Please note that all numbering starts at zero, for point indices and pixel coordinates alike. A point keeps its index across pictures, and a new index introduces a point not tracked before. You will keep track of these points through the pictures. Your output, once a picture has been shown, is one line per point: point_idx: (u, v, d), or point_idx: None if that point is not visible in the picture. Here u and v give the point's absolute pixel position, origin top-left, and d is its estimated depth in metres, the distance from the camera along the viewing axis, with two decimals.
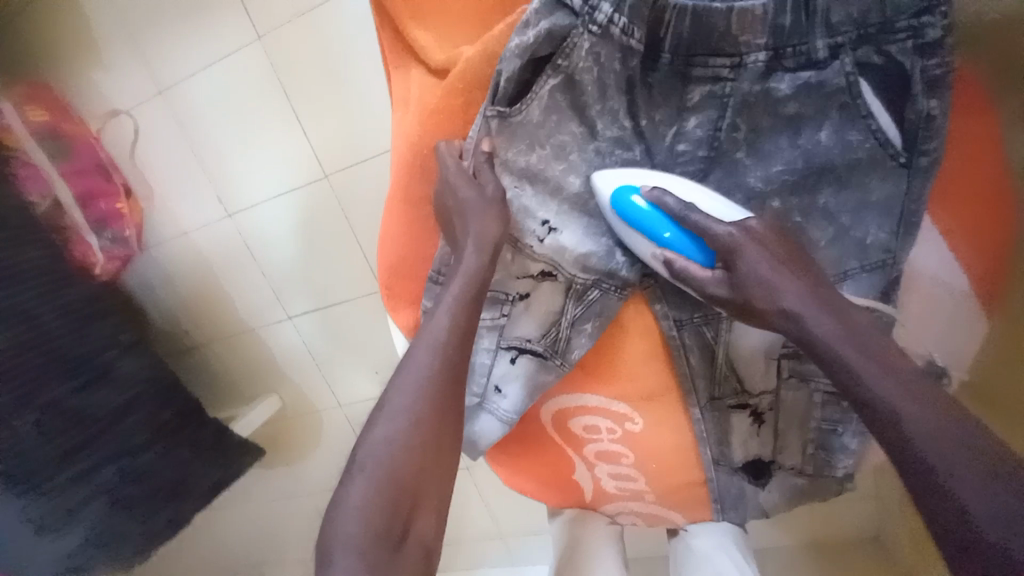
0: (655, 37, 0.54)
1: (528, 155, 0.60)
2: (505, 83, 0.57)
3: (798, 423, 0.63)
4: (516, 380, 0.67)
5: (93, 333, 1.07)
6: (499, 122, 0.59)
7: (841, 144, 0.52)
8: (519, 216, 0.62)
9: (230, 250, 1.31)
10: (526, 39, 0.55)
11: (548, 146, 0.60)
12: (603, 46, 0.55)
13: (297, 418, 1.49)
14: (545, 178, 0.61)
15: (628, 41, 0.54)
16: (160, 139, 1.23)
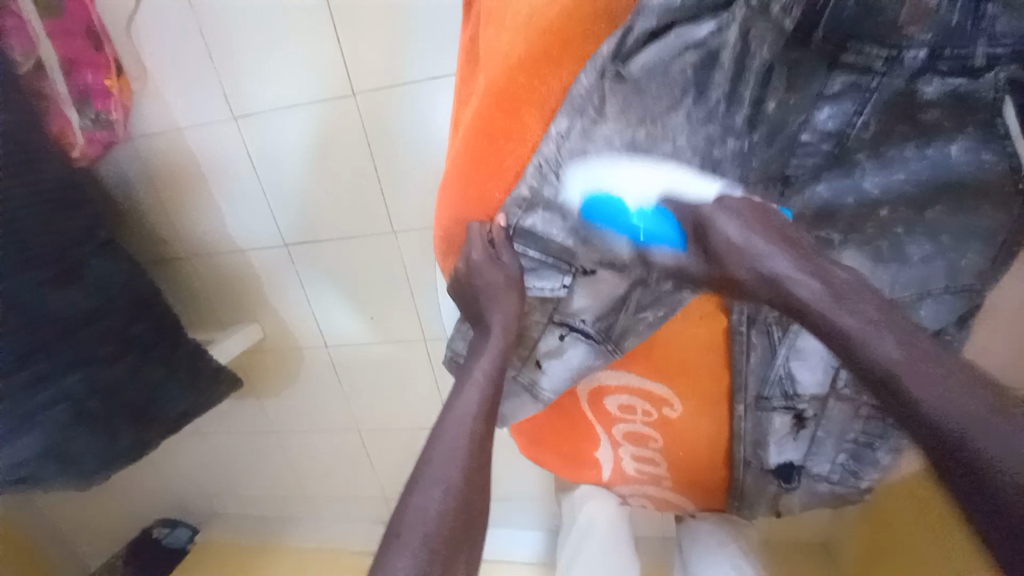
0: (813, 15, 0.48)
1: (634, 127, 0.53)
2: (631, 39, 0.53)
3: (837, 434, 0.63)
4: (568, 364, 0.64)
5: (69, 223, 0.95)
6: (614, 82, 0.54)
7: (970, 162, 0.50)
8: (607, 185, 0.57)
9: (233, 160, 1.18)
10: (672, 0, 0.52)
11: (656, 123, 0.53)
12: (756, 23, 0.50)
13: (276, 352, 1.41)
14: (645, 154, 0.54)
15: (784, 20, 0.49)
16: (167, 16, 1.06)
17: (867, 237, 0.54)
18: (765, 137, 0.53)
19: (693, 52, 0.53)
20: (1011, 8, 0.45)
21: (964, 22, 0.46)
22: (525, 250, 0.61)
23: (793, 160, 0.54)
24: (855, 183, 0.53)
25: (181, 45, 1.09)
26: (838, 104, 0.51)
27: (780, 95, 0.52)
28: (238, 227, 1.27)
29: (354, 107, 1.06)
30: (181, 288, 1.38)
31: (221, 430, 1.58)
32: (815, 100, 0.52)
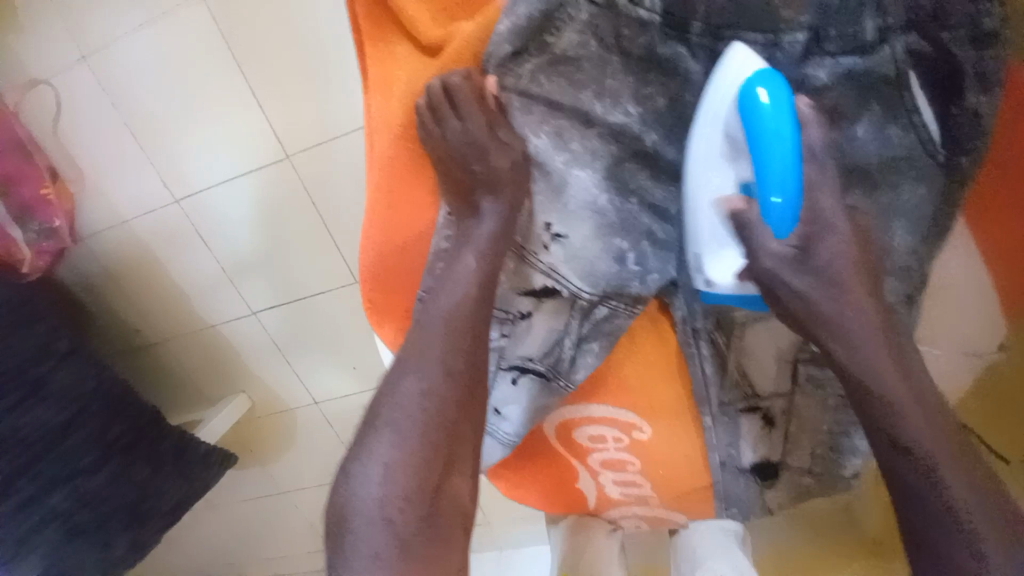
0: (680, 2, 0.45)
1: (540, 135, 0.51)
2: (495, 63, 0.49)
3: (809, 428, 0.62)
4: (523, 407, 0.62)
5: (24, 343, 0.90)
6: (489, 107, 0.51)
7: (877, 144, 0.47)
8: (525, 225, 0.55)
9: (182, 239, 1.17)
10: (516, 22, 0.47)
11: (545, 133, 0.51)
12: (604, 19, 0.47)
13: (268, 417, 1.40)
14: (547, 171, 0.52)
15: (637, 11, 0.46)
16: (92, 116, 1.07)
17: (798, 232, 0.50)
18: (664, 141, 0.50)
19: (550, 62, 0.49)
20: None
21: None
22: None
23: None
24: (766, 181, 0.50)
25: (107, 140, 1.09)
26: None
27: (671, 86, 0.48)
28: (203, 304, 1.25)
29: (289, 168, 1.04)
30: (162, 372, 1.38)
31: (234, 499, 1.58)
32: None
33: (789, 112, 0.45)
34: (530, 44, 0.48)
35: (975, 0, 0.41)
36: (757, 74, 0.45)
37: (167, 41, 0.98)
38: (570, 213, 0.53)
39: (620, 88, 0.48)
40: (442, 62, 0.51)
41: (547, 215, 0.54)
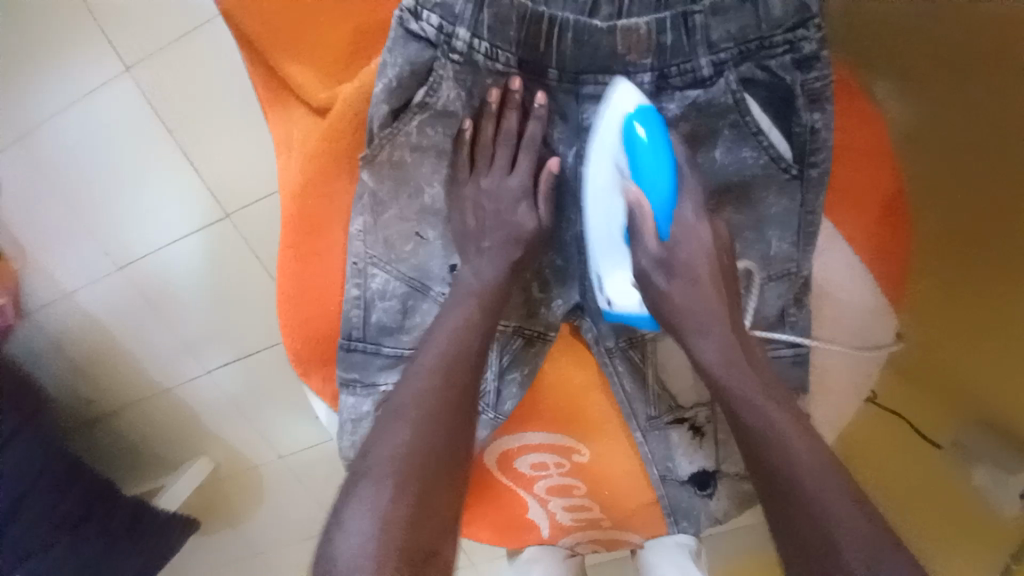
0: (536, 52, 0.48)
1: (431, 186, 0.52)
2: (377, 127, 0.49)
3: (736, 431, 0.64)
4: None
5: None
6: (372, 172, 0.50)
7: (734, 164, 0.51)
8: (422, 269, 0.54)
9: (128, 305, 1.16)
10: (389, 84, 0.47)
11: (437, 184, 0.52)
12: (469, 75, 0.48)
13: (233, 480, 1.34)
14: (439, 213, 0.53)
15: (495, 66, 0.48)
16: (30, 193, 1.08)
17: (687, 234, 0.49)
18: None
19: (429, 120, 0.50)
20: (716, 14, 0.46)
21: (676, 38, 0.47)
22: (379, 346, 0.57)
23: None
24: None
25: (46, 215, 1.09)
26: None
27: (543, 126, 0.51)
28: (156, 369, 1.23)
29: (231, 226, 1.05)
30: None
31: None
32: (579, 133, 0.51)
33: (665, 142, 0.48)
34: (407, 106, 0.49)
35: (793, 30, 0.46)
36: (638, 113, 0.47)
37: (100, 115, 1.00)
38: (470, 249, 0.52)
39: (496, 138, 0.50)
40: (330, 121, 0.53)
41: (450, 257, 0.54)
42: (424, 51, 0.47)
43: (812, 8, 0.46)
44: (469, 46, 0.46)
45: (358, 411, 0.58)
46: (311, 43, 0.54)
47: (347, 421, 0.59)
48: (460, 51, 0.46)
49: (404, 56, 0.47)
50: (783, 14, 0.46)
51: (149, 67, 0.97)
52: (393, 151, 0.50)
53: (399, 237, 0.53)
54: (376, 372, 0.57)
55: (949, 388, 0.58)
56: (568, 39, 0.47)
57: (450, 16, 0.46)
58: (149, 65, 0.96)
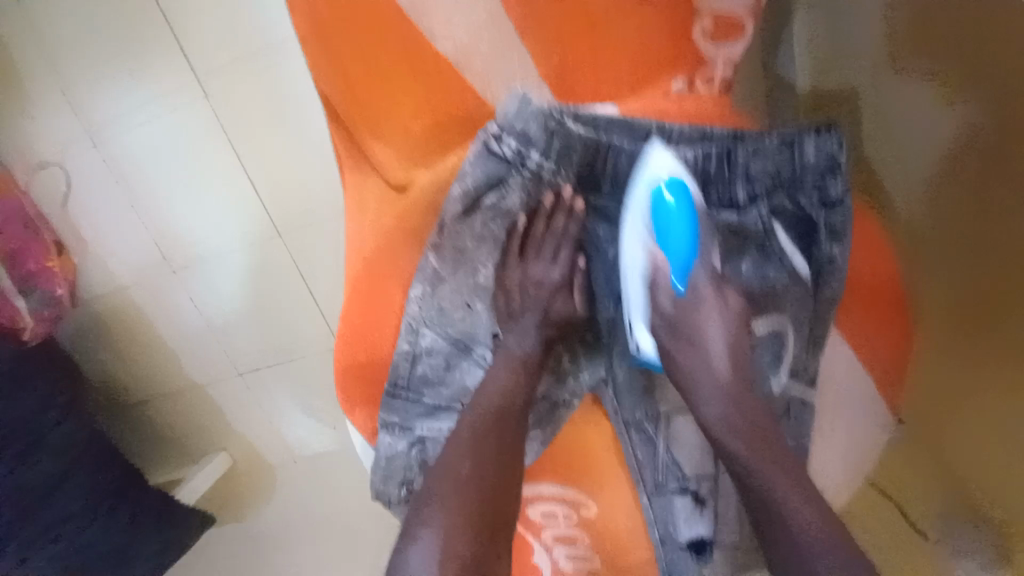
0: (592, 170, 0.55)
1: (485, 264, 0.59)
2: (449, 220, 0.57)
3: (733, 505, 0.69)
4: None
5: (25, 401, 0.95)
6: (435, 252, 0.58)
7: (758, 279, 0.57)
8: (466, 333, 0.60)
9: (175, 306, 1.24)
10: (467, 186, 0.57)
11: (490, 264, 0.59)
12: (534, 186, 0.57)
13: (247, 476, 1.41)
14: (485, 286, 0.59)
15: (556, 180, 0.57)
16: (101, 195, 1.17)
17: (711, 305, 0.52)
18: (587, 264, 0.60)
19: (494, 216, 0.58)
20: (756, 156, 0.55)
21: (720, 168, 0.55)
22: (419, 395, 0.62)
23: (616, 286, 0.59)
24: None
25: (112, 216, 1.18)
26: None
27: (584, 225, 0.58)
28: (190, 365, 1.30)
29: (281, 245, 1.14)
30: (142, 433, 1.40)
31: (204, 563, 1.51)
32: None
33: (689, 209, 0.52)
34: (476, 205, 0.57)
35: (822, 175, 0.55)
36: (668, 177, 0.52)
37: (175, 133, 1.09)
38: (513, 323, 0.58)
39: (546, 233, 0.58)
40: (406, 200, 0.61)
41: (493, 326, 0.60)
42: (500, 167, 0.56)
43: (841, 164, 0.55)
44: (539, 167, 0.56)
45: (393, 449, 0.63)
46: (391, 127, 0.62)
47: (381, 457, 0.64)
48: (529, 168, 0.56)
49: (483, 166, 0.56)
50: (815, 161, 0.55)
51: (224, 96, 1.04)
52: (458, 240, 0.58)
53: (451, 305, 0.60)
54: (413, 418, 0.63)
55: (949, 402, 0.58)
56: (623, 161, 0.55)
57: (526, 142, 0.55)
58: (224, 94, 1.04)
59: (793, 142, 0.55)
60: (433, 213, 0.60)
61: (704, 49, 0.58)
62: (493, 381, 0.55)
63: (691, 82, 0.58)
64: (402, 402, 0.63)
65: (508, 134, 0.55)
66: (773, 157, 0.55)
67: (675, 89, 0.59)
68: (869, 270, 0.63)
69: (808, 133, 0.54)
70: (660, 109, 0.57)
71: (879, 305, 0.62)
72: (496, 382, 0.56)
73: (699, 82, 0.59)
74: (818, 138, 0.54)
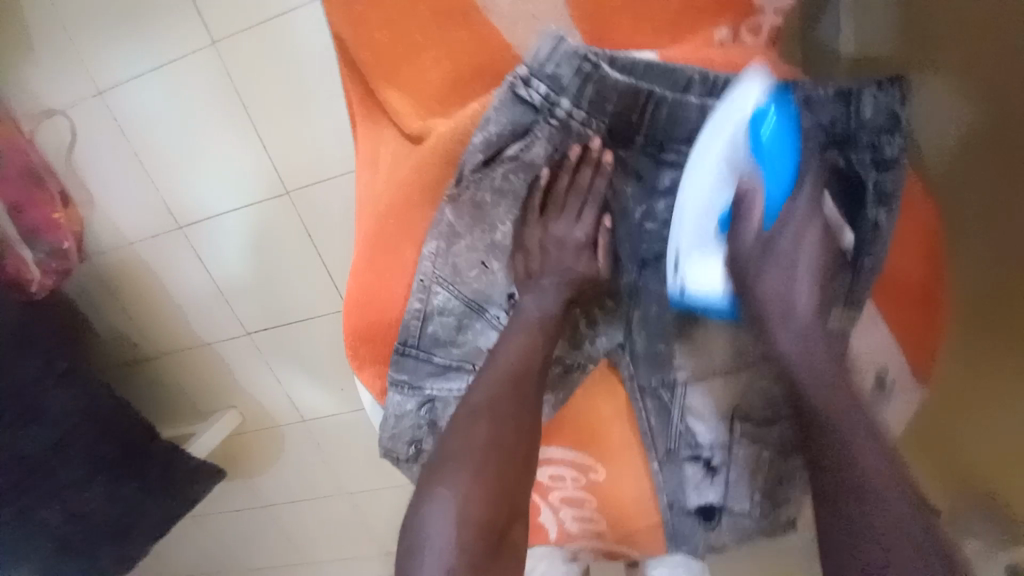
0: (628, 120, 0.52)
1: (505, 220, 0.56)
2: (468, 171, 0.54)
3: (748, 475, 0.67)
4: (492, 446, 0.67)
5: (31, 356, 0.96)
6: (451, 206, 0.55)
7: (795, 244, 0.53)
8: (481, 295, 0.59)
9: (182, 263, 1.23)
10: (489, 135, 0.53)
11: (509, 221, 0.56)
12: (562, 136, 0.54)
13: (256, 433, 1.43)
14: (503, 244, 0.57)
15: (587, 131, 0.53)
16: (105, 147, 1.14)
17: (785, 250, 0.52)
18: (612, 222, 0.56)
19: (516, 168, 0.55)
20: (809, 108, 0.52)
21: None
22: (431, 355, 0.61)
23: (643, 246, 0.56)
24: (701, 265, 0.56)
25: (117, 169, 1.16)
26: (671, 198, 0.54)
27: (612, 182, 0.55)
28: (199, 323, 1.30)
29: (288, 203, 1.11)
30: (153, 388, 1.42)
31: (215, 513, 1.55)
32: (650, 194, 0.55)
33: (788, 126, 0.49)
34: (498, 155, 0.54)
35: (878, 133, 0.53)
36: (760, 101, 0.48)
37: (179, 82, 1.05)
38: (531, 284, 0.56)
39: (570, 190, 0.55)
40: (422, 149, 0.57)
41: (509, 287, 0.58)
42: (527, 114, 0.52)
43: (900, 120, 0.52)
44: (568, 115, 0.52)
45: (402, 408, 0.63)
46: (408, 73, 0.58)
47: (390, 415, 0.63)
48: (559, 117, 0.52)
49: (508, 114, 0.52)
50: (872, 118, 0.52)
51: (231, 44, 1.00)
52: (477, 193, 0.55)
53: (466, 264, 0.57)
54: (424, 377, 0.62)
55: (954, 402, 0.55)
56: (661, 112, 0.51)
57: (557, 88, 0.51)
58: (231, 42, 1.00)
59: (850, 93, 0.53)
60: (452, 165, 0.55)
61: None
62: (508, 345, 0.53)
63: (737, 32, 0.54)
64: (414, 362, 0.62)
65: (538, 78, 0.51)
66: (827, 111, 0.53)
67: (719, 38, 0.54)
68: (913, 246, 0.55)
69: (869, 85, 0.52)
70: (705, 59, 0.52)
71: (917, 294, 0.54)
72: (511, 344, 0.54)
73: (746, 32, 0.54)
74: (877, 92, 0.52)
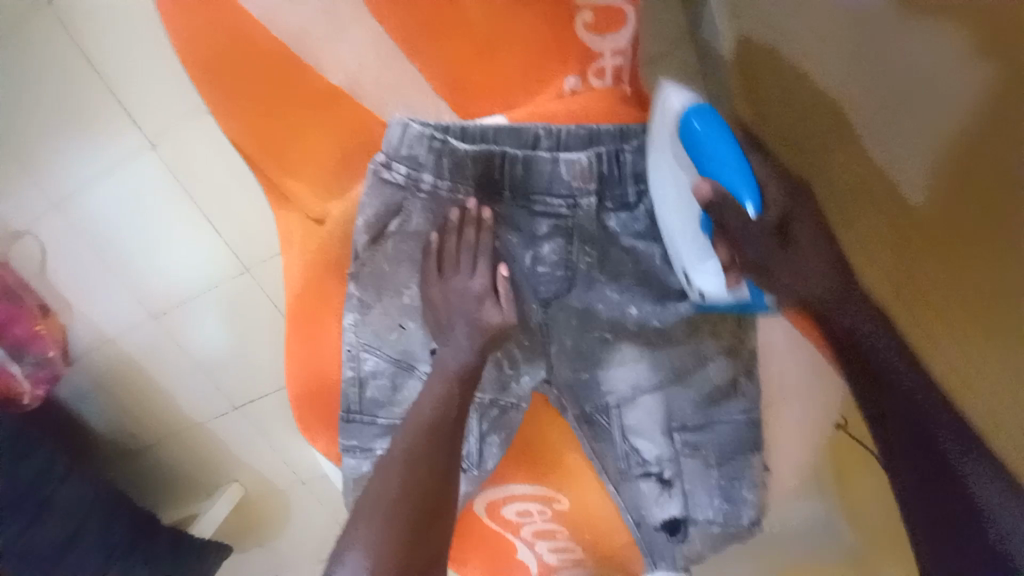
0: (491, 178, 0.56)
1: (408, 285, 0.59)
2: (360, 253, 0.58)
3: (702, 482, 0.67)
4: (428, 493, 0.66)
5: None
6: (356, 282, 0.59)
7: (665, 261, 0.60)
8: (404, 356, 0.62)
9: (161, 351, 1.27)
10: (369, 218, 0.57)
11: (412, 285, 0.59)
12: (435, 205, 0.57)
13: (261, 502, 1.45)
14: (408, 305, 0.60)
15: (456, 195, 0.56)
16: (73, 255, 1.20)
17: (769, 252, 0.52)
18: (507, 268, 0.58)
19: (404, 239, 0.58)
20: (641, 151, 0.57)
21: (611, 166, 0.57)
22: (375, 417, 0.64)
23: (541, 287, 0.59)
24: (600, 293, 0.60)
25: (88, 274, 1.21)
26: (553, 241, 0.58)
27: (496, 234, 0.58)
28: (189, 406, 1.34)
29: (253, 280, 1.16)
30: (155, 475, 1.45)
31: None
32: (532, 240, 0.58)
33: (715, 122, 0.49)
34: (383, 232, 0.58)
35: None
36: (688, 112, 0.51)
37: (133, 187, 1.12)
38: (445, 336, 0.58)
39: (459, 249, 0.57)
40: (326, 230, 0.62)
41: (428, 342, 0.61)
42: (396, 193, 0.56)
43: None
44: (434, 186, 0.56)
45: (358, 470, 0.65)
46: (304, 162, 0.63)
47: (349, 479, 0.66)
48: (426, 189, 0.56)
49: (380, 196, 0.56)
50: None
51: (177, 144, 1.08)
52: (375, 266, 0.58)
53: (385, 328, 0.61)
54: (371, 439, 0.65)
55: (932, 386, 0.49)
56: (517, 167, 0.56)
57: (417, 166, 0.56)
58: (176, 142, 1.07)
59: None
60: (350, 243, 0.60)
61: (592, 43, 0.63)
62: (428, 398, 0.56)
63: (583, 77, 0.63)
64: (358, 427, 0.64)
65: (397, 160, 0.56)
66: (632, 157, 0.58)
67: (569, 85, 0.63)
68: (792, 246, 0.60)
69: None
70: (550, 111, 0.61)
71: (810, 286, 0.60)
72: (433, 396, 0.57)
73: (591, 75, 0.63)
74: None
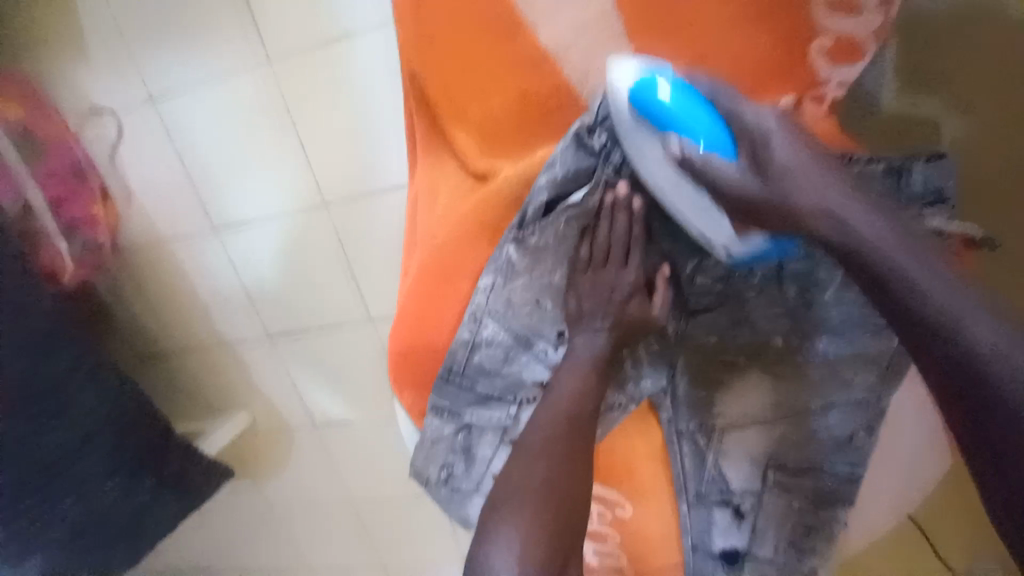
0: None
1: (557, 266, 0.59)
2: (533, 211, 0.58)
3: (777, 522, 0.65)
4: (493, 473, 0.61)
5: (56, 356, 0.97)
6: (516, 246, 0.58)
7: (833, 301, 0.57)
8: (529, 334, 0.60)
9: (213, 263, 1.24)
10: (554, 177, 0.57)
11: (564, 263, 0.59)
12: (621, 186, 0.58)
13: (267, 435, 1.42)
14: (551, 283, 0.59)
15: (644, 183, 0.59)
16: (147, 145, 1.16)
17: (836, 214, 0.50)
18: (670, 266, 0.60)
19: (577, 214, 0.58)
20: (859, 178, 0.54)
21: None
22: (474, 384, 0.61)
23: (694, 295, 0.60)
24: (747, 315, 0.59)
25: (155, 166, 1.17)
26: (721, 253, 0.58)
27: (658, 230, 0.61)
28: (222, 323, 1.31)
29: (325, 215, 1.12)
30: (170, 381, 1.42)
31: (221, 510, 1.55)
32: (700, 248, 0.60)
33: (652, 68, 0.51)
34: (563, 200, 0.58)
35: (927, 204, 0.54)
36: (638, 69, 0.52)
37: (227, 89, 1.07)
38: (582, 323, 0.59)
39: (625, 237, 0.59)
40: (487, 189, 0.61)
41: (558, 325, 0.60)
42: (588, 160, 0.58)
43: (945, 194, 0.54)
44: (623, 165, 0.58)
45: (439, 433, 0.63)
46: (478, 114, 0.62)
47: (426, 439, 0.64)
48: (616, 167, 0.58)
49: (574, 161, 0.57)
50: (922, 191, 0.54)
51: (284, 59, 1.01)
52: (539, 235, 0.58)
53: (520, 301, 0.59)
54: (465, 404, 0.62)
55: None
56: None
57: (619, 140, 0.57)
58: (284, 57, 1.01)
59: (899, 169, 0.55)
60: (516, 207, 0.59)
61: (822, 69, 0.56)
62: (563, 388, 0.56)
63: (802, 100, 0.56)
64: (458, 391, 0.61)
65: (603, 129, 0.57)
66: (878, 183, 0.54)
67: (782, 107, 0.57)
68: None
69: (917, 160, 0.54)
70: None
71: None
72: (569, 387, 0.56)
73: (810, 101, 0.57)
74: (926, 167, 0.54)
